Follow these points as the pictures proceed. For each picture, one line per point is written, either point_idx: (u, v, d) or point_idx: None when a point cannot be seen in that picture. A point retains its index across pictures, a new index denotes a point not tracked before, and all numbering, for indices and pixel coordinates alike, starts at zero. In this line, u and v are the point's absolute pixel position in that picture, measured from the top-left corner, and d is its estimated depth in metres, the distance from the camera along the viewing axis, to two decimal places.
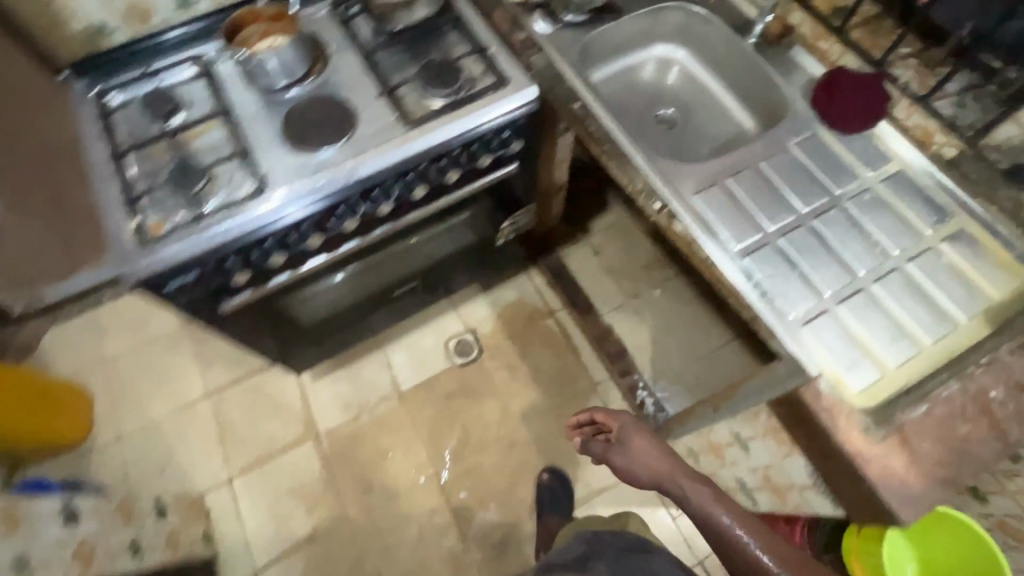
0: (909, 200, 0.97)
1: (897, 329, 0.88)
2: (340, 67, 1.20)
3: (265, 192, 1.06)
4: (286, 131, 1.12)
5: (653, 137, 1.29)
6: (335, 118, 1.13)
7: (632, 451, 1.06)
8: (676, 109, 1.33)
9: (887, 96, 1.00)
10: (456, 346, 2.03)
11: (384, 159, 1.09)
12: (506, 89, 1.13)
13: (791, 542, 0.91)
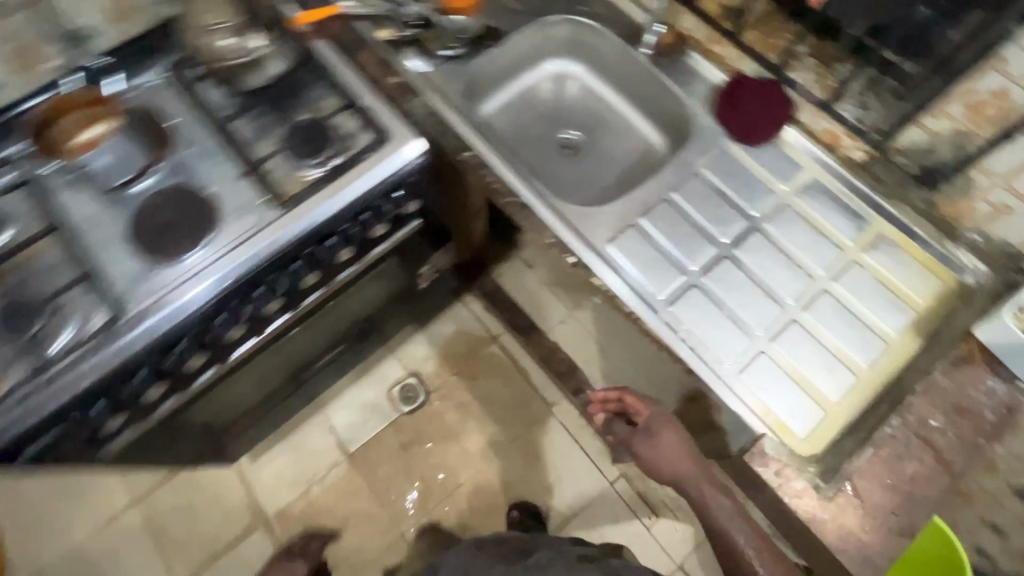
0: (828, 213, 1.03)
1: (836, 351, 0.93)
2: (190, 146, 1.10)
3: (120, 321, 0.95)
4: (134, 239, 1.02)
5: (562, 164, 1.25)
6: (191, 212, 1.04)
7: (662, 448, 0.95)
8: (580, 130, 1.29)
9: (788, 102, 1.05)
10: (401, 393, 1.93)
11: (258, 254, 1.00)
12: (386, 147, 1.07)
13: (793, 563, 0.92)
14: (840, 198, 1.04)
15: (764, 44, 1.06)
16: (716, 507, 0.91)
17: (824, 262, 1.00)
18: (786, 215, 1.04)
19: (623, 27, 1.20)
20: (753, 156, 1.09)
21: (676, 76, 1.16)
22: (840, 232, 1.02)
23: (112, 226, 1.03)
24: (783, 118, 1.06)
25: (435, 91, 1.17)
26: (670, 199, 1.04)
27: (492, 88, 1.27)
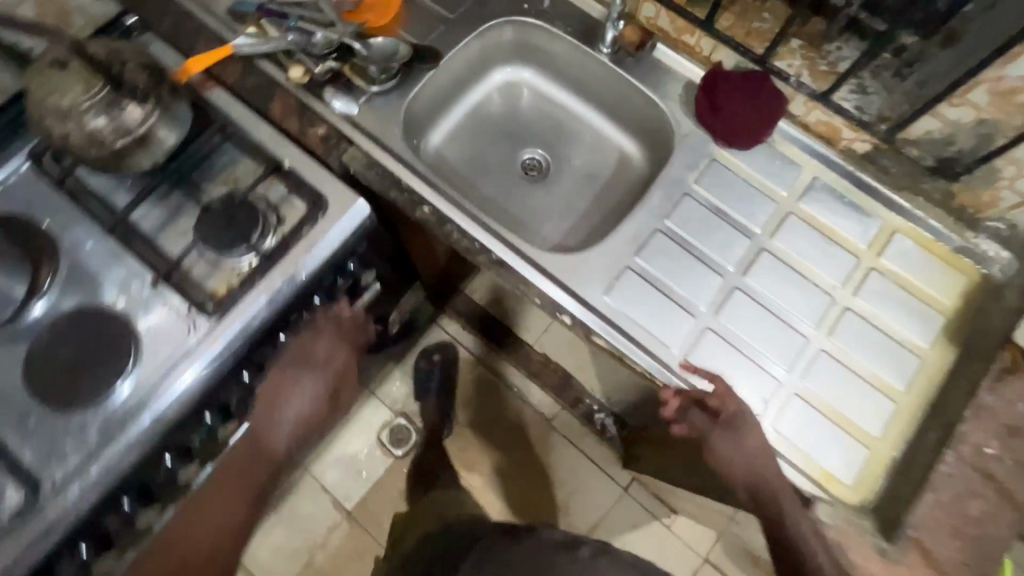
0: (836, 216, 0.92)
1: (867, 377, 0.84)
2: (84, 256, 0.90)
3: (40, 497, 0.78)
4: (34, 388, 0.82)
5: (531, 192, 1.10)
6: (102, 341, 0.85)
7: (747, 448, 0.74)
8: (543, 148, 1.14)
9: (779, 95, 0.91)
10: (391, 437, 1.79)
11: (195, 377, 0.84)
12: (323, 216, 0.90)
13: None
14: (846, 197, 0.93)
15: (742, 32, 0.91)
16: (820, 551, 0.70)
17: (840, 274, 0.90)
18: (791, 225, 0.92)
19: (576, 24, 1.03)
20: (745, 161, 0.96)
21: (645, 76, 1.01)
22: (852, 237, 0.92)
23: (10, 372, 0.84)
24: (778, 111, 0.92)
25: (365, 134, 0.96)
26: (661, 229, 0.92)
27: (434, 116, 1.08)
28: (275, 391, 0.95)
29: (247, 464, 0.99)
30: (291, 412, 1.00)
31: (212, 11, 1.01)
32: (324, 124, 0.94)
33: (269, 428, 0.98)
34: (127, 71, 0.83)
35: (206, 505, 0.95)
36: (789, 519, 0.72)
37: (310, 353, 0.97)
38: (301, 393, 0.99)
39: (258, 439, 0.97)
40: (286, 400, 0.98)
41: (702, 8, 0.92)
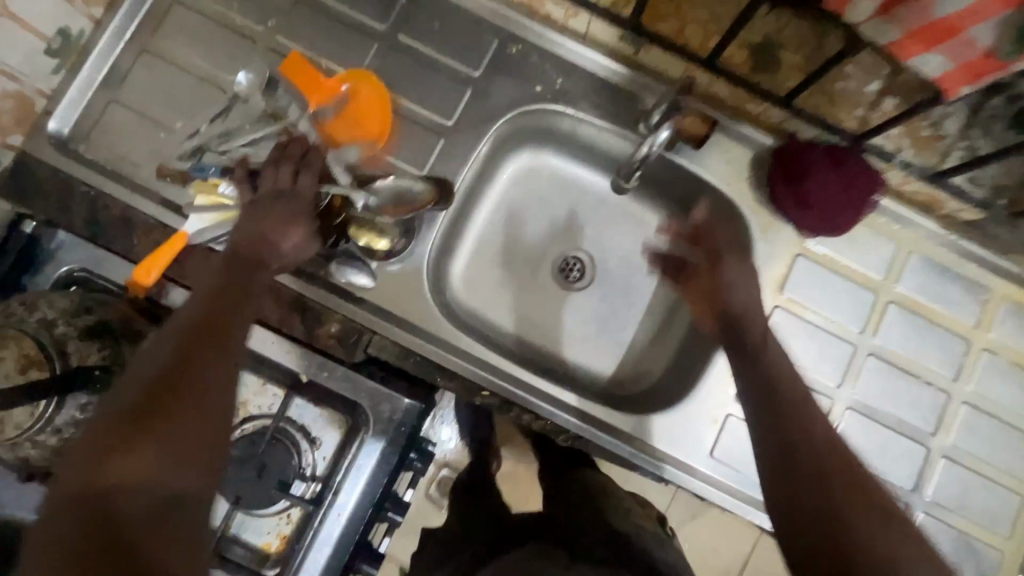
0: (941, 297, 0.82)
1: (989, 474, 0.80)
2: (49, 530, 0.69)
3: None
4: None
5: (584, 313, 0.90)
6: None
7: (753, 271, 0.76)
8: (587, 248, 0.92)
9: (873, 178, 0.76)
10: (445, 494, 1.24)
11: None
12: (365, 432, 0.76)
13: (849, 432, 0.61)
14: (948, 270, 0.82)
15: (827, 100, 0.73)
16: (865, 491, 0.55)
17: (951, 364, 0.82)
18: (895, 319, 0.82)
19: (606, 100, 0.82)
20: (835, 253, 0.82)
21: (701, 158, 0.82)
22: (959, 318, 0.82)
23: None
24: (872, 195, 0.77)
25: (387, 314, 0.78)
26: None
27: (446, 247, 0.86)
28: (266, 216, 0.65)
29: (207, 313, 0.57)
30: (257, 263, 0.63)
31: (137, 185, 0.76)
32: (336, 319, 0.76)
33: (237, 253, 0.63)
34: (79, 351, 0.62)
35: (183, 377, 0.52)
36: (765, 352, 0.69)
37: (266, 220, 0.65)
38: (284, 230, 0.65)
39: (222, 265, 0.62)
40: (258, 270, 0.63)
41: (773, 78, 0.74)
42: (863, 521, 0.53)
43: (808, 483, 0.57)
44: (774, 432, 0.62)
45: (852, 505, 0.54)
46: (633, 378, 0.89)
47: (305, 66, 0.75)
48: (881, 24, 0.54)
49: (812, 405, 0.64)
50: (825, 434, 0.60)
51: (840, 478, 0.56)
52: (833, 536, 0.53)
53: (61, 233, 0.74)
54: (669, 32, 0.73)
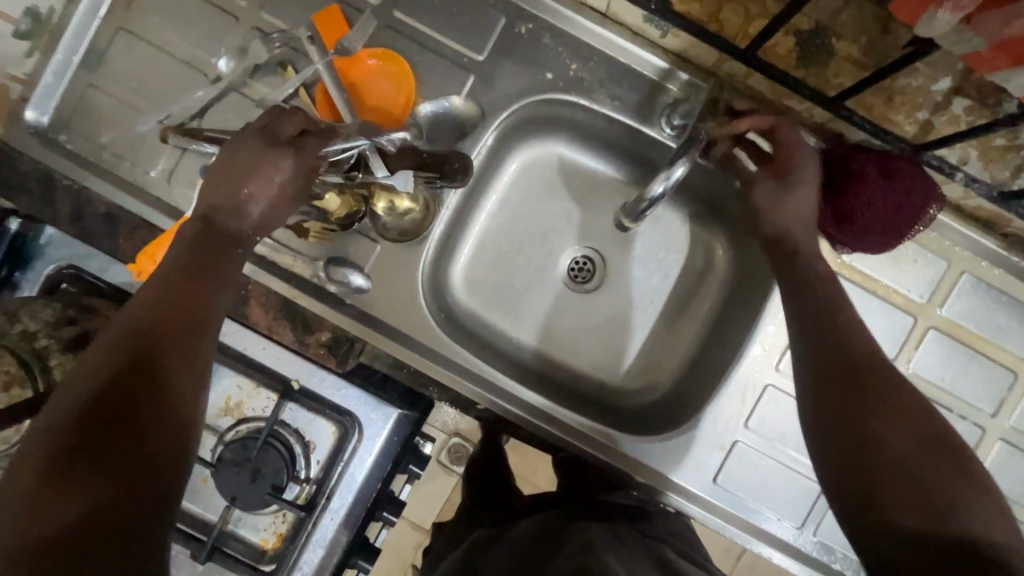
0: (991, 324, 0.73)
1: (1021, 515, 0.75)
2: None
3: None
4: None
5: (592, 317, 0.85)
6: None
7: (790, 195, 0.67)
8: (599, 248, 0.84)
9: (930, 190, 0.66)
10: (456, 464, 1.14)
11: None
12: (358, 441, 0.75)
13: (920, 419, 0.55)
14: (1003, 295, 0.73)
15: (884, 100, 0.64)
16: (923, 499, 0.51)
17: (992, 398, 0.74)
18: (933, 346, 0.74)
19: (626, 91, 0.73)
20: (873, 271, 0.73)
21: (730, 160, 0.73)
22: (1009, 347, 0.74)
23: None
24: (925, 210, 0.67)
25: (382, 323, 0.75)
26: (772, 382, 0.76)
27: (446, 249, 0.80)
28: (241, 166, 0.59)
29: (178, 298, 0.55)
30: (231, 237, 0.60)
31: (120, 180, 0.72)
32: (328, 327, 0.74)
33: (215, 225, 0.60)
34: (63, 364, 0.61)
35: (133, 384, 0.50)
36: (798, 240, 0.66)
37: (242, 166, 0.59)
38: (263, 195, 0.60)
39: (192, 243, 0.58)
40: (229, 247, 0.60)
41: (821, 73, 0.64)
42: (893, 433, 0.55)
43: (851, 401, 0.57)
44: (811, 352, 0.61)
45: (883, 420, 0.56)
46: (640, 392, 0.84)
47: (340, 24, 0.70)
48: (959, 32, 0.44)
49: (848, 309, 0.62)
50: (862, 348, 0.60)
51: (878, 391, 0.57)
52: (865, 451, 0.55)
53: (49, 228, 0.74)
54: (703, 16, 0.63)
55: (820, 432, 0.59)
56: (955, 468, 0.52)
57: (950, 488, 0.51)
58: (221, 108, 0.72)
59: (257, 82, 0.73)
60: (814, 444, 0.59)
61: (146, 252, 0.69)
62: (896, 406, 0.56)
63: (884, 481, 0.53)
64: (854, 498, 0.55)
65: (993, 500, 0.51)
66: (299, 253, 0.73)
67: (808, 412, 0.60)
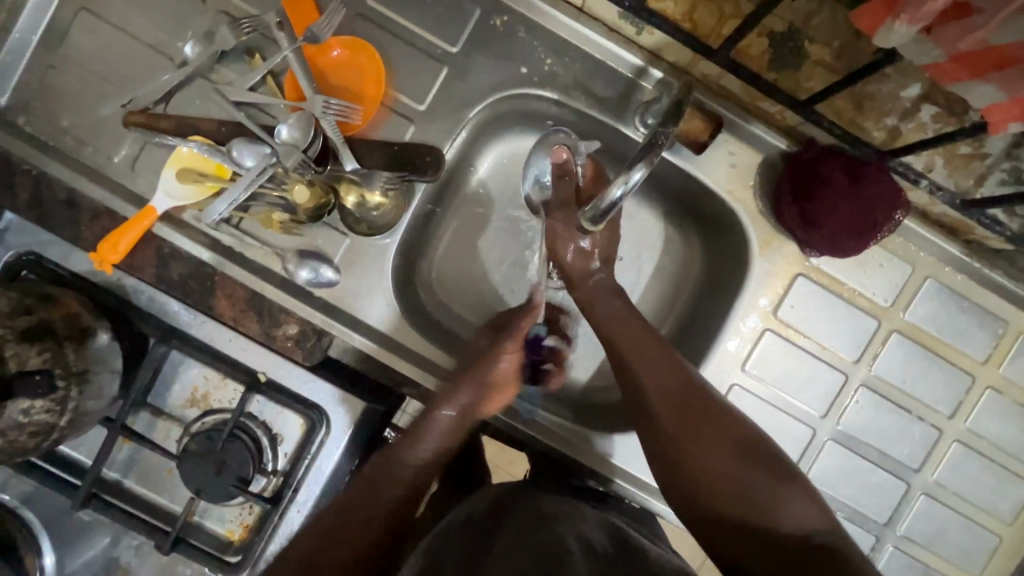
0: (952, 328, 0.75)
1: (972, 514, 0.77)
2: (46, 497, 0.75)
3: None
4: None
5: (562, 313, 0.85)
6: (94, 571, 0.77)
7: (786, 214, 0.71)
8: None
9: (897, 194, 0.67)
10: None
11: None
12: (324, 434, 0.74)
13: (716, 421, 0.63)
14: (964, 301, 0.75)
15: (853, 106, 0.65)
16: (745, 507, 0.58)
17: (950, 400, 0.76)
18: (895, 350, 0.75)
19: (601, 88, 0.72)
20: (840, 274, 0.74)
21: (703, 163, 0.73)
22: (968, 353, 0.75)
23: None
24: (892, 215, 0.68)
25: (350, 317, 0.74)
26: (739, 382, 0.75)
27: (419, 243, 0.80)
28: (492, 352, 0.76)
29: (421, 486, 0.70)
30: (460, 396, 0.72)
31: (81, 165, 0.71)
32: (295, 320, 0.73)
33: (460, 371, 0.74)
34: (18, 354, 0.59)
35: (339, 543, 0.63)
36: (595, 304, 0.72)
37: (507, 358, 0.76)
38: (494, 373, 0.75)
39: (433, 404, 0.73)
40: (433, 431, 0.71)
41: (793, 76, 0.64)
42: (707, 448, 0.61)
43: (666, 432, 0.63)
44: (627, 387, 0.67)
45: (696, 443, 0.62)
46: (607, 389, 0.85)
47: (310, 7, 0.69)
48: (920, 43, 0.44)
49: (664, 355, 0.67)
50: (668, 377, 0.66)
51: (693, 414, 0.63)
52: (689, 475, 0.61)
53: (8, 214, 0.69)
54: (677, 14, 0.63)
55: (655, 456, 0.64)
56: (767, 474, 0.59)
57: (765, 493, 0.58)
58: (187, 94, 0.71)
59: (225, 67, 0.71)
60: (656, 469, 0.64)
61: (109, 239, 0.67)
62: (694, 411, 0.63)
63: (713, 500, 0.59)
64: (700, 523, 0.60)
65: (805, 497, 0.57)
66: (267, 244, 0.72)
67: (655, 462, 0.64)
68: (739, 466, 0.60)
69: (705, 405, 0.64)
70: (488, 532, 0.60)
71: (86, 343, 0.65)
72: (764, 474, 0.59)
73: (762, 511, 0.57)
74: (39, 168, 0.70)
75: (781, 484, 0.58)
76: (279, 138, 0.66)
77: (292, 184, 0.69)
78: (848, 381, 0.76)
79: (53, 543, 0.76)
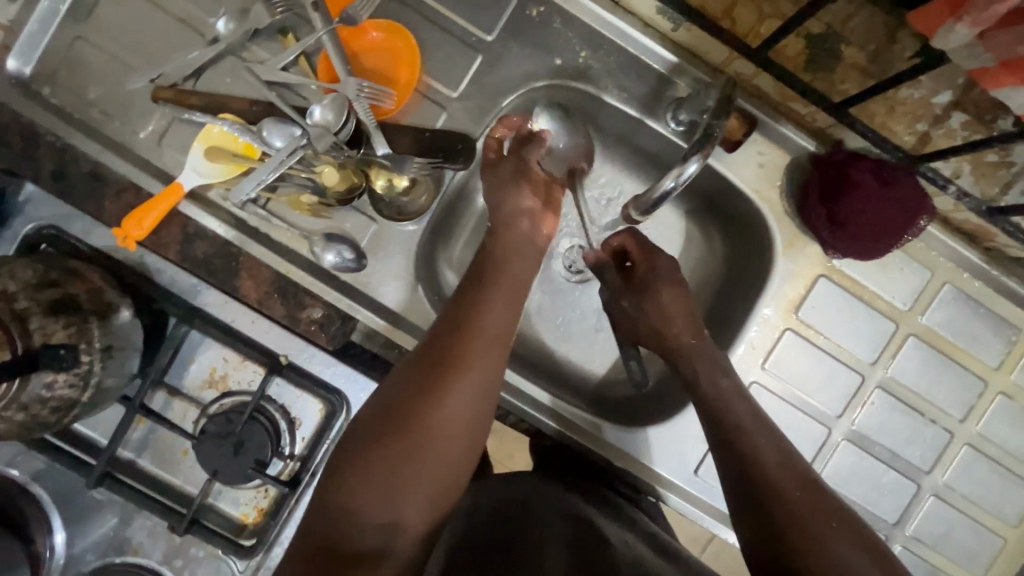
0: (967, 333, 0.76)
1: (979, 516, 0.78)
2: (59, 473, 0.74)
3: None
4: None
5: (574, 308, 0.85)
6: (103, 551, 0.76)
7: (815, 215, 0.71)
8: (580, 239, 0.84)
9: (923, 198, 0.68)
10: None
11: None
12: (343, 420, 0.73)
13: (826, 501, 0.57)
14: (980, 307, 0.76)
15: (886, 110, 0.65)
16: None
17: (963, 404, 0.77)
18: (912, 352, 0.76)
19: (634, 83, 0.72)
20: (861, 277, 0.75)
21: (732, 161, 0.73)
22: (982, 358, 0.77)
23: None
24: (916, 220, 0.69)
25: (374, 303, 0.74)
26: (757, 379, 0.76)
27: (442, 231, 0.79)
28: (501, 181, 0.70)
29: (449, 478, 0.56)
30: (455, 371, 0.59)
31: (107, 139, 0.70)
32: (320, 303, 0.73)
33: (438, 346, 0.60)
34: (43, 328, 0.58)
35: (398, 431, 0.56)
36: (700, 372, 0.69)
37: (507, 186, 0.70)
38: (481, 343, 0.60)
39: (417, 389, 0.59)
40: (429, 412, 0.56)
41: (827, 78, 0.65)
42: (819, 527, 0.54)
43: (766, 510, 0.57)
44: (729, 459, 0.62)
45: (798, 523, 0.55)
46: (625, 384, 0.85)
47: None
48: (972, 47, 0.46)
49: (765, 424, 0.64)
50: (776, 458, 0.61)
51: (796, 486, 0.58)
52: (792, 559, 0.54)
53: (29, 186, 0.68)
54: (717, 12, 0.63)
55: (751, 536, 0.57)
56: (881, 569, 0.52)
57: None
58: (217, 71, 0.70)
59: (257, 46, 0.70)
60: (744, 547, 0.58)
61: (134, 215, 0.66)
62: (797, 486, 0.58)
63: None
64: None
65: None
66: (294, 226, 0.72)
67: (744, 533, 0.58)
68: (848, 558, 0.53)
69: (813, 481, 0.59)
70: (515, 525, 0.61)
71: (110, 319, 0.63)
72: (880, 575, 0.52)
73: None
74: (64, 141, 0.69)
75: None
76: (311, 120, 0.65)
77: (321, 166, 0.68)
78: (864, 384, 0.77)
79: (63, 522, 0.75)
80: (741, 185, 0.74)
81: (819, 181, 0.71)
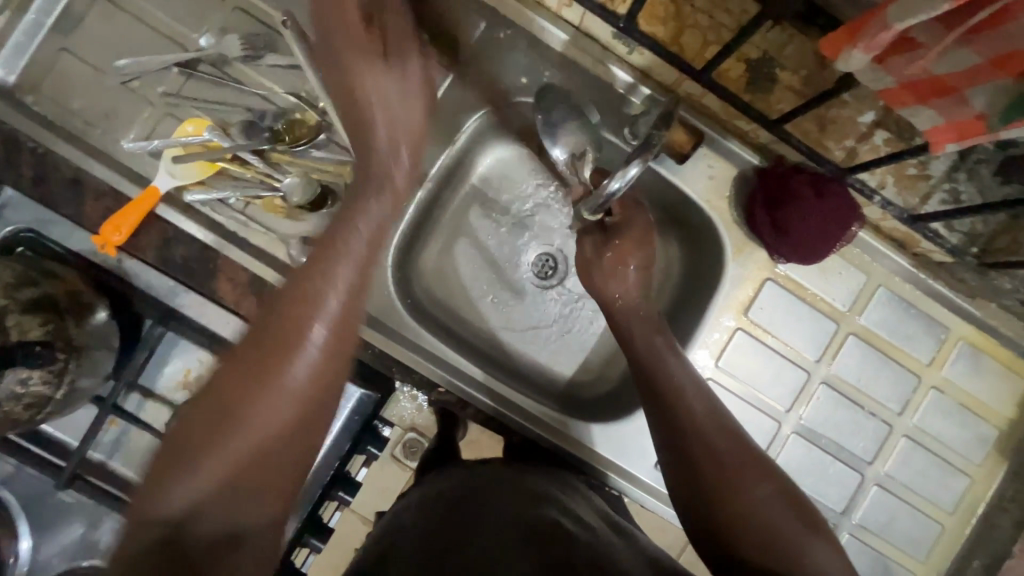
0: (901, 331, 0.83)
1: (919, 504, 0.84)
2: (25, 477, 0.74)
3: None
4: None
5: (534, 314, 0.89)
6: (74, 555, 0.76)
7: (761, 222, 0.77)
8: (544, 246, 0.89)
9: (853, 206, 0.74)
10: (407, 448, 1.06)
11: None
12: None
13: (739, 434, 0.64)
14: (912, 308, 0.83)
15: (818, 127, 0.72)
16: (752, 505, 0.58)
17: (899, 399, 0.83)
18: (852, 350, 0.82)
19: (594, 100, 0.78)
20: (804, 280, 0.82)
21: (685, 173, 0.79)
22: (915, 355, 0.83)
23: None
24: (848, 227, 0.75)
25: None
26: (713, 376, 0.81)
27: (416, 235, 0.84)
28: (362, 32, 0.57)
29: (258, 448, 0.47)
30: (246, 384, 0.48)
31: (88, 145, 0.72)
32: None
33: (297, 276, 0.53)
34: (19, 325, 0.61)
35: (241, 368, 0.49)
36: (626, 332, 0.73)
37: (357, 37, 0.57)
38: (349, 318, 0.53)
39: (197, 402, 0.49)
40: (269, 331, 0.50)
41: (766, 98, 0.72)
42: (734, 458, 0.61)
43: (694, 457, 0.62)
44: (661, 428, 0.65)
45: (722, 471, 0.60)
46: (591, 385, 0.89)
47: None
48: (876, 71, 0.53)
49: (675, 356, 0.70)
50: (705, 407, 0.65)
51: (712, 421, 0.64)
52: (706, 487, 0.60)
53: (8, 189, 0.69)
54: (666, 38, 0.70)
55: (672, 466, 0.63)
56: (787, 502, 0.59)
57: (791, 534, 0.56)
58: (199, 85, 0.74)
59: (237, 61, 0.74)
60: (665, 472, 0.64)
61: (112, 221, 0.68)
62: (713, 419, 0.64)
63: (722, 512, 0.58)
64: (711, 551, 0.59)
65: (833, 551, 0.56)
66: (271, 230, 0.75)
67: (665, 458, 0.64)
68: (765, 501, 0.58)
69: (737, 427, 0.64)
70: (488, 514, 0.65)
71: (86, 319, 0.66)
72: (794, 518, 0.57)
73: (787, 558, 0.54)
74: (45, 147, 0.70)
75: (807, 529, 0.57)
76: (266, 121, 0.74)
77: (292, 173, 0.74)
78: (810, 378, 0.82)
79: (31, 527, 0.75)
80: (693, 193, 0.80)
81: (763, 192, 0.78)
